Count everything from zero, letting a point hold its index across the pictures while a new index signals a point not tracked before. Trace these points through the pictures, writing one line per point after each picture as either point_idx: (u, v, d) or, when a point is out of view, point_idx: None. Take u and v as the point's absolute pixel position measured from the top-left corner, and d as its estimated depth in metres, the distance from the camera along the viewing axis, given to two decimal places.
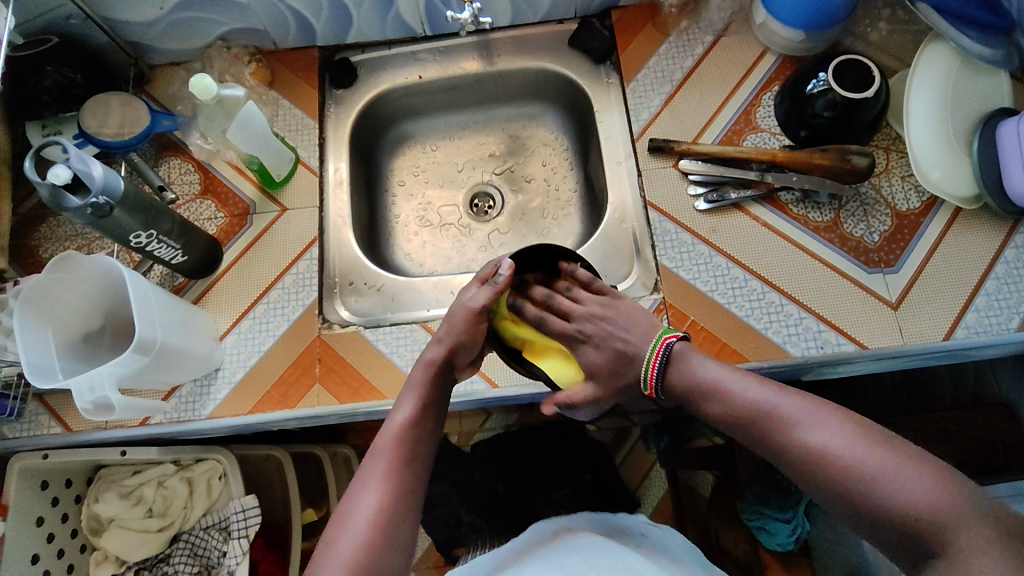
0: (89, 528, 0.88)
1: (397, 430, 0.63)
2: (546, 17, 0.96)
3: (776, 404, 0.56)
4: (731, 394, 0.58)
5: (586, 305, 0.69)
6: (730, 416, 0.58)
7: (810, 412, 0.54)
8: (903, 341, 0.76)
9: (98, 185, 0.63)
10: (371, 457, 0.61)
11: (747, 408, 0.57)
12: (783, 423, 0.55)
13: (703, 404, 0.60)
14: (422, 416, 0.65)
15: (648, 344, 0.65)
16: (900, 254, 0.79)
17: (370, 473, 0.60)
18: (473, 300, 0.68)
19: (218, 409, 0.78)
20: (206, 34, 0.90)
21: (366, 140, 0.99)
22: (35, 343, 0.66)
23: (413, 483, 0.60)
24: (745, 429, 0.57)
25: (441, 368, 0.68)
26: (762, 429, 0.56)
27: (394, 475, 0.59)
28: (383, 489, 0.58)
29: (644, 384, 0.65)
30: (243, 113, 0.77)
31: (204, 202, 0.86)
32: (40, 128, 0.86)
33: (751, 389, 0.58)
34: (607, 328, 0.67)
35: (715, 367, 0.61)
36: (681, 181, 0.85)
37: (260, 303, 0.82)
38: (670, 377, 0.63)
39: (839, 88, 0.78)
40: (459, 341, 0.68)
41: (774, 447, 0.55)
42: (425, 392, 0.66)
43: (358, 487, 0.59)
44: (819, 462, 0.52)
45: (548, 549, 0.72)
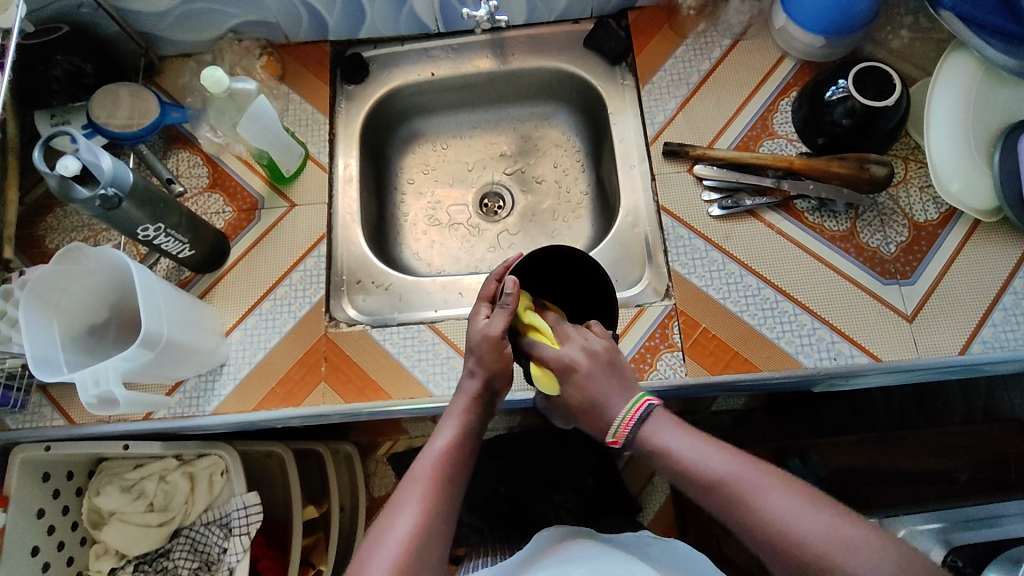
0: (90, 520, 0.88)
1: (439, 456, 0.60)
2: (561, 16, 0.95)
3: (737, 475, 0.52)
4: (694, 462, 0.54)
5: (584, 340, 0.62)
6: (691, 483, 0.54)
7: (773, 483, 0.51)
8: (918, 355, 0.75)
9: (107, 177, 0.62)
10: (410, 479, 0.59)
11: (710, 476, 0.53)
12: (747, 495, 0.51)
13: (664, 468, 0.56)
14: (464, 443, 0.62)
15: (624, 402, 0.59)
16: (917, 265, 0.78)
17: (409, 495, 0.57)
18: (494, 326, 0.62)
19: (222, 406, 0.77)
20: (218, 26, 0.89)
21: (376, 137, 0.98)
22: (40, 334, 0.65)
23: (450, 511, 0.58)
24: (706, 499, 0.53)
25: (483, 396, 0.65)
26: (725, 501, 0.52)
27: (434, 500, 0.57)
28: (421, 515, 0.56)
29: (610, 430, 0.59)
30: (254, 107, 0.76)
31: (212, 196, 0.86)
32: (49, 118, 0.85)
33: (713, 456, 0.54)
34: (597, 372, 0.60)
35: (676, 432, 0.56)
36: (695, 186, 0.84)
37: (267, 299, 0.82)
38: (638, 435, 0.58)
39: (859, 95, 0.76)
40: (495, 372, 0.64)
41: (737, 521, 0.51)
42: (465, 419, 0.63)
43: (393, 508, 0.57)
44: (782, 541, 0.48)
45: (554, 556, 0.71)
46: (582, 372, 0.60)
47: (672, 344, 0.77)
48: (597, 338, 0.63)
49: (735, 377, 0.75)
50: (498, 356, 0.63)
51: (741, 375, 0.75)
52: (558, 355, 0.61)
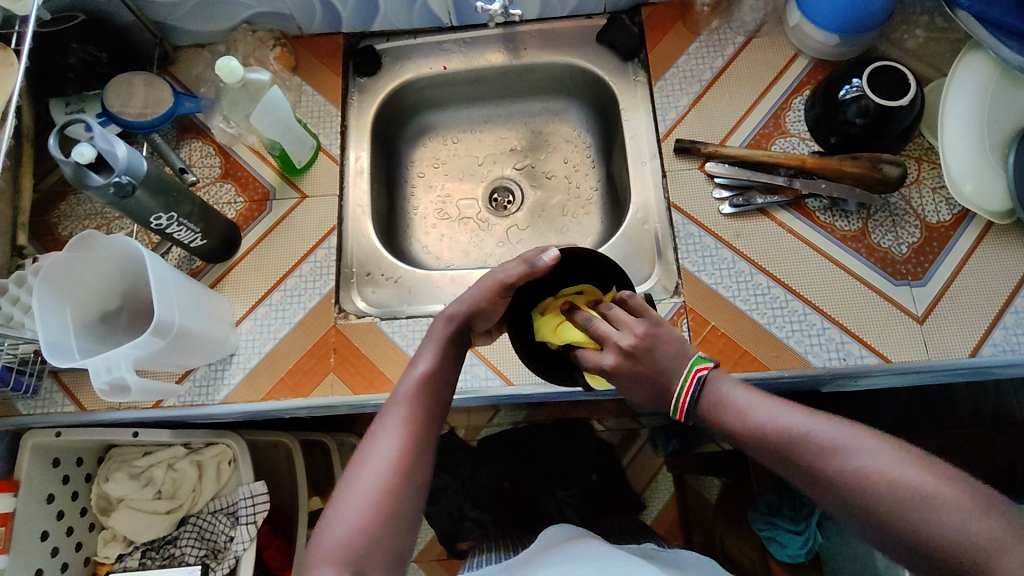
0: (98, 507, 0.90)
1: (419, 379, 0.60)
2: (574, 12, 0.95)
3: (818, 430, 0.49)
4: (767, 421, 0.51)
5: (618, 333, 0.58)
6: (762, 444, 0.51)
7: (857, 440, 0.47)
8: (928, 356, 0.74)
9: (122, 165, 0.63)
10: (392, 403, 0.59)
11: (786, 434, 0.50)
12: (832, 451, 0.47)
13: (733, 429, 0.53)
14: (442, 366, 0.62)
15: (679, 368, 0.55)
16: (928, 267, 0.78)
17: (391, 419, 0.57)
18: (504, 270, 0.63)
19: (232, 395, 0.78)
20: (232, 16, 0.89)
21: (387, 130, 0.98)
22: (53, 319, 0.66)
23: (432, 432, 0.58)
24: (782, 461, 0.50)
25: (462, 325, 0.65)
26: (804, 458, 0.48)
27: (416, 422, 0.57)
28: (404, 436, 0.56)
29: (672, 410, 0.56)
30: (267, 98, 0.76)
31: (224, 186, 0.86)
32: (63, 105, 0.86)
33: (787, 414, 0.51)
34: (638, 367, 0.56)
35: (744, 393, 0.54)
36: (706, 184, 0.83)
37: (277, 290, 0.82)
38: (699, 403, 0.55)
39: (874, 94, 0.76)
40: (483, 309, 0.65)
41: (819, 481, 0.48)
42: (446, 347, 0.64)
43: (375, 433, 0.57)
44: (874, 497, 0.45)
45: (559, 552, 0.71)
46: (625, 374, 0.56)
47: None
48: (631, 326, 0.58)
49: (744, 376, 0.74)
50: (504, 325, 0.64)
51: (749, 373, 0.75)
52: (596, 363, 0.58)
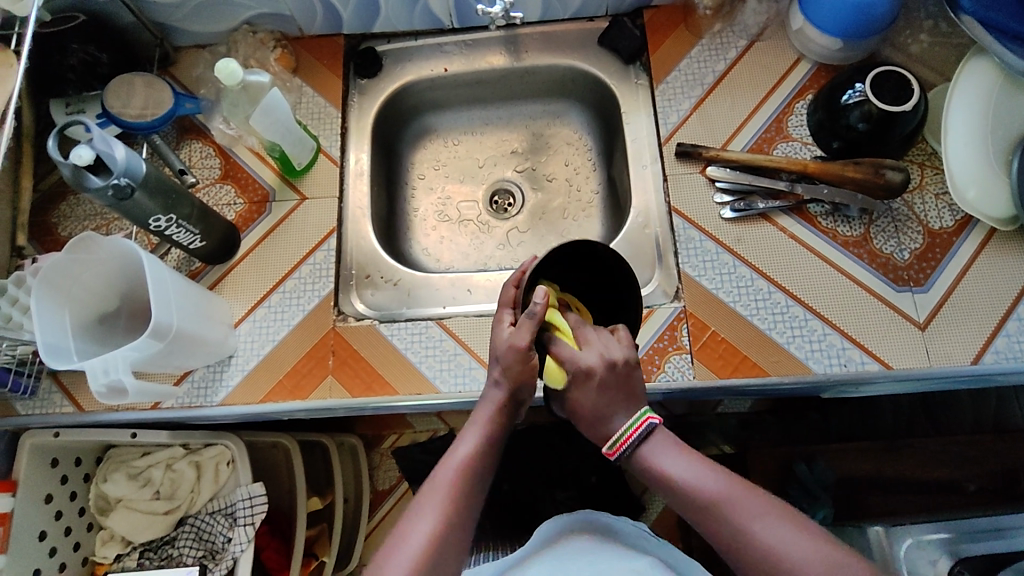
0: (97, 507, 0.89)
1: (459, 467, 0.59)
2: (576, 14, 0.94)
3: (735, 500, 0.54)
4: (691, 484, 0.56)
5: (604, 346, 0.60)
6: (683, 502, 0.56)
7: (765, 510, 0.54)
8: (929, 363, 0.74)
9: (120, 167, 0.63)
10: (429, 489, 0.58)
11: (705, 501, 0.55)
12: (741, 519, 0.54)
13: (660, 486, 0.58)
14: (486, 452, 0.60)
15: (624, 419, 0.59)
16: (931, 273, 0.77)
17: (426, 505, 0.57)
18: (520, 334, 0.58)
19: (231, 397, 0.78)
20: (233, 17, 0.89)
21: (388, 132, 0.98)
22: (52, 322, 0.66)
23: (469, 521, 0.58)
24: (698, 518, 0.56)
25: (508, 404, 0.62)
26: (718, 521, 0.54)
27: (452, 510, 0.57)
28: (439, 524, 0.56)
29: (608, 444, 0.60)
30: (267, 100, 0.76)
31: (224, 187, 0.86)
32: (63, 105, 0.85)
33: (710, 480, 0.56)
34: (608, 386, 0.59)
35: (678, 454, 0.58)
36: (707, 188, 0.83)
37: (276, 292, 0.82)
38: (635, 452, 0.59)
39: (877, 99, 0.76)
40: (525, 382, 0.61)
41: (729, 542, 0.54)
42: (492, 429, 0.61)
43: (413, 512, 0.57)
44: (772, 564, 0.52)
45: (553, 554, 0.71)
46: (595, 381, 0.59)
47: (680, 347, 0.77)
48: (618, 347, 0.60)
49: (743, 382, 0.74)
50: (523, 367, 0.59)
51: (749, 379, 0.74)
52: (574, 359, 0.59)
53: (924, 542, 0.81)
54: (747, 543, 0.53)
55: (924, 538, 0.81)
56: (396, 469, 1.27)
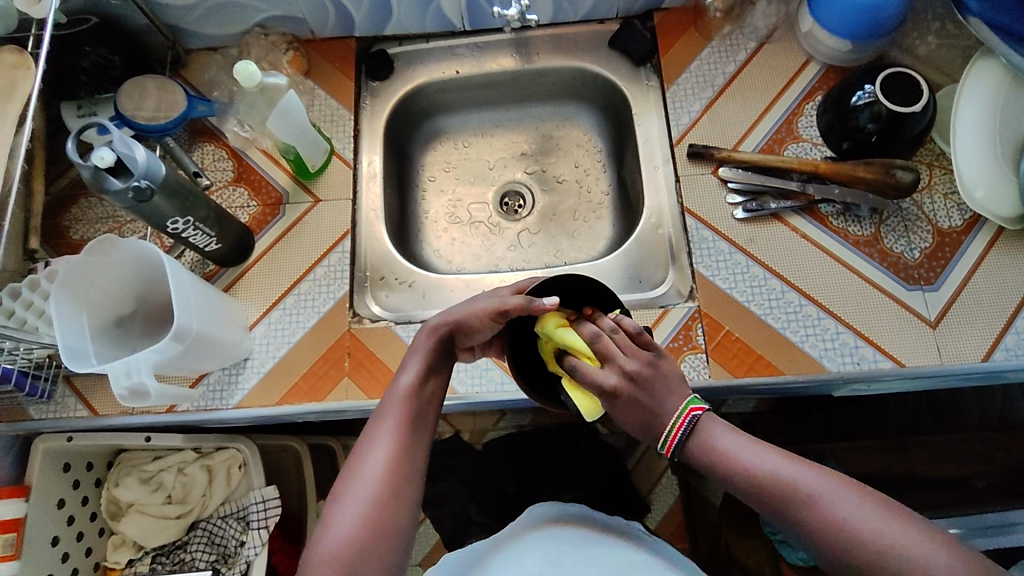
0: (108, 512, 0.89)
1: (406, 395, 0.61)
2: (586, 17, 0.95)
3: (803, 481, 0.53)
4: (754, 468, 0.55)
5: (625, 356, 0.59)
6: (748, 488, 0.55)
7: (834, 488, 0.52)
8: (941, 360, 0.75)
9: (140, 169, 0.62)
10: (378, 417, 0.60)
11: (768, 482, 0.54)
12: (811, 497, 0.52)
13: (722, 474, 0.56)
14: (426, 379, 0.63)
15: (673, 406, 0.58)
16: (941, 271, 0.78)
17: (378, 431, 0.59)
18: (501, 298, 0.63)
19: (246, 399, 0.78)
20: (245, 20, 0.89)
21: (400, 134, 0.98)
22: (71, 325, 0.65)
23: (421, 442, 0.60)
24: (767, 504, 0.54)
25: (447, 335, 0.65)
26: (786, 505, 0.53)
27: (402, 435, 0.59)
28: (392, 448, 0.58)
29: (660, 443, 0.59)
30: (284, 102, 0.76)
31: (237, 190, 0.86)
32: (75, 108, 0.85)
33: (773, 461, 0.55)
34: (638, 395, 0.57)
35: (732, 439, 0.57)
36: (720, 189, 0.84)
37: (291, 294, 0.82)
38: (688, 445, 0.58)
39: (886, 100, 0.77)
40: (468, 316, 0.64)
41: (798, 522, 0.52)
42: (431, 358, 0.64)
43: (363, 445, 0.59)
44: (847, 543, 0.50)
45: (544, 536, 0.73)
46: (625, 397, 0.57)
47: (695, 346, 0.77)
48: (639, 353, 0.59)
49: (758, 380, 0.75)
50: (488, 322, 0.64)
51: (764, 378, 0.75)
52: (596, 380, 0.58)
53: None
54: (820, 523, 0.51)
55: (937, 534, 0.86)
56: None
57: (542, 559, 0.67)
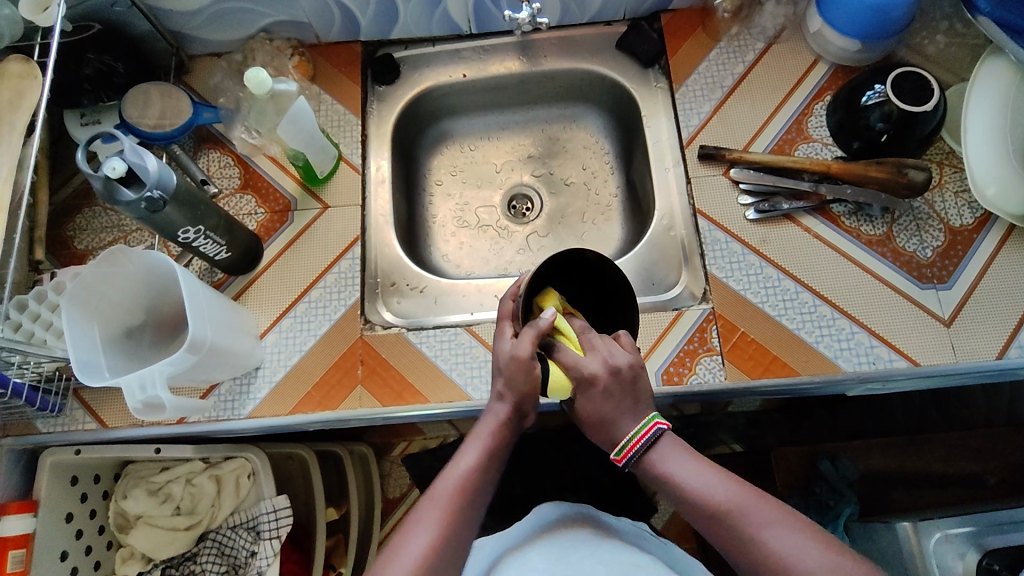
0: (116, 525, 0.88)
1: (461, 481, 0.59)
2: (594, 19, 0.94)
3: (748, 510, 0.54)
4: (704, 492, 0.56)
5: (607, 350, 0.61)
6: (695, 510, 0.56)
7: (778, 519, 0.54)
8: (956, 359, 0.75)
9: (153, 179, 0.61)
10: (429, 500, 0.58)
11: (710, 503, 0.55)
12: (746, 522, 0.54)
13: (669, 490, 0.58)
14: (486, 468, 0.61)
15: (631, 424, 0.60)
16: (954, 270, 0.78)
17: (425, 516, 0.57)
18: (521, 347, 0.61)
19: (259, 409, 0.77)
20: (250, 25, 0.88)
21: (406, 138, 0.97)
22: (84, 338, 0.64)
23: (467, 535, 0.58)
24: (710, 526, 0.55)
25: (512, 418, 0.63)
26: (729, 529, 0.54)
27: (450, 525, 0.57)
28: (437, 535, 0.56)
29: (615, 451, 0.60)
30: (294, 108, 0.75)
31: (244, 197, 0.85)
32: (77, 116, 0.85)
33: (718, 485, 0.56)
34: (611, 390, 0.60)
35: (682, 459, 0.58)
36: (731, 190, 0.83)
37: (302, 302, 0.81)
38: (644, 457, 0.59)
39: (897, 100, 0.77)
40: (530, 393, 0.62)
41: (738, 547, 0.54)
42: (493, 444, 0.62)
43: (407, 527, 0.57)
44: (783, 573, 0.52)
45: (553, 537, 0.73)
46: (596, 390, 0.59)
47: (711, 348, 0.77)
48: (620, 351, 0.61)
49: (775, 382, 0.75)
50: (525, 380, 0.61)
51: (780, 379, 0.75)
52: (577, 365, 0.60)
53: (951, 536, 0.81)
54: (760, 551, 0.53)
55: (951, 531, 0.81)
56: (407, 477, 1.28)
57: (546, 559, 0.67)
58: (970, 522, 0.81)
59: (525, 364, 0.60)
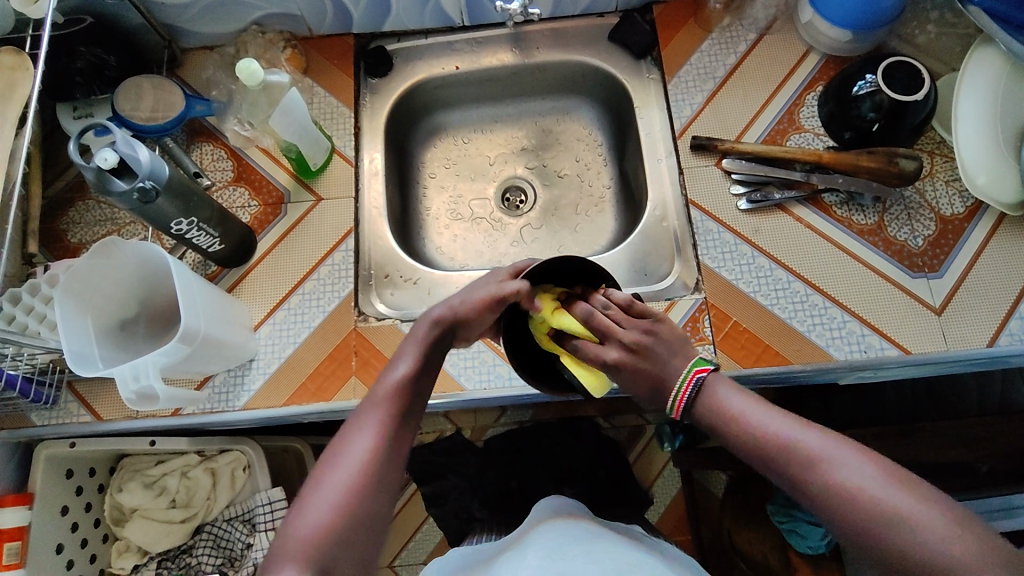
0: (112, 518, 0.88)
1: (397, 387, 0.60)
2: (586, 10, 0.95)
3: (805, 441, 0.52)
4: (761, 428, 0.54)
5: (623, 327, 0.61)
6: (755, 447, 0.54)
7: (845, 451, 0.51)
8: (947, 347, 0.75)
9: (145, 170, 0.61)
10: (367, 408, 0.58)
11: (769, 439, 0.54)
12: (809, 455, 0.52)
13: (725, 431, 0.56)
14: (421, 374, 0.62)
15: (679, 367, 0.59)
16: (944, 259, 0.79)
17: (365, 421, 0.57)
18: (495, 287, 0.63)
19: (253, 401, 0.77)
20: (242, 18, 0.88)
21: (399, 131, 0.97)
22: (76, 330, 0.64)
23: (406, 440, 0.58)
24: (767, 462, 0.54)
25: (447, 333, 0.64)
26: (792, 464, 0.52)
27: (388, 428, 0.57)
28: (377, 436, 0.56)
29: (669, 408, 0.60)
30: (287, 100, 0.75)
31: (238, 189, 0.85)
32: (71, 110, 0.84)
33: (776, 420, 0.55)
34: (642, 363, 0.59)
35: (738, 398, 0.57)
36: (724, 180, 0.84)
37: (295, 294, 0.81)
38: (697, 401, 0.58)
39: (888, 89, 0.77)
40: (469, 311, 0.63)
41: (802, 483, 0.51)
42: (427, 354, 0.63)
43: (347, 435, 0.57)
44: (855, 506, 0.49)
45: (544, 536, 0.72)
46: (630, 368, 0.59)
47: (703, 338, 0.77)
48: (635, 322, 0.61)
49: (767, 370, 0.75)
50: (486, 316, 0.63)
51: (772, 368, 0.75)
52: (597, 355, 0.60)
53: None
54: (829, 484, 0.50)
55: None
56: None
57: (541, 556, 0.66)
58: None
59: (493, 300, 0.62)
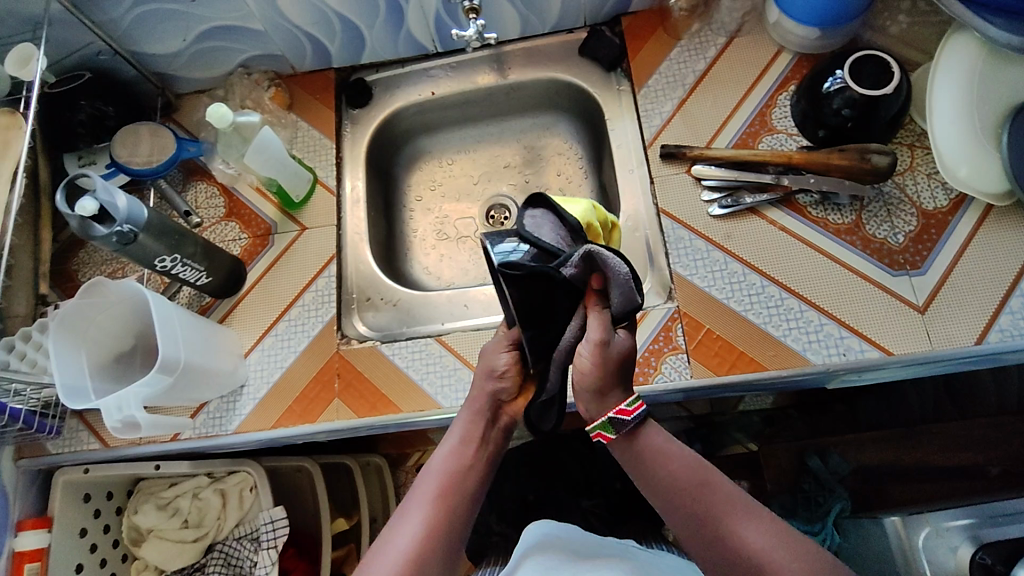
0: (130, 538, 0.92)
1: (445, 468, 0.62)
2: (555, 27, 0.97)
3: (711, 481, 0.58)
4: (680, 468, 0.58)
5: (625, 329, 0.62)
6: (666, 485, 0.58)
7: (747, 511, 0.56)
8: (932, 346, 0.72)
9: (123, 215, 0.66)
10: (416, 487, 0.61)
11: (683, 478, 0.58)
12: (717, 510, 0.56)
13: (647, 468, 0.59)
14: (466, 452, 0.63)
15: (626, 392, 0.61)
16: (928, 255, 0.76)
17: (410, 505, 0.60)
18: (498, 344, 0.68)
19: (244, 424, 0.81)
20: (228, 62, 0.95)
21: (383, 157, 1.01)
22: (69, 363, 0.69)
23: (463, 511, 0.60)
24: (676, 503, 0.57)
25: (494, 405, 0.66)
26: (701, 505, 0.56)
27: (436, 510, 0.59)
28: (425, 515, 0.59)
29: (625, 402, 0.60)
30: (259, 138, 0.80)
31: (228, 224, 0.90)
32: (76, 159, 0.91)
33: (692, 465, 0.59)
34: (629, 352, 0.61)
35: (662, 442, 0.60)
36: (695, 187, 0.83)
37: (282, 320, 0.85)
38: (636, 431, 0.60)
39: (857, 85, 0.75)
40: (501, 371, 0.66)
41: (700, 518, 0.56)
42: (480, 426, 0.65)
43: (401, 513, 0.60)
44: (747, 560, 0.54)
45: (535, 565, 0.69)
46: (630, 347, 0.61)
47: (676, 347, 0.77)
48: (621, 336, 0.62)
49: (742, 378, 0.74)
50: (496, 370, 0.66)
51: (747, 375, 0.74)
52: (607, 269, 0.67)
53: (944, 529, 0.79)
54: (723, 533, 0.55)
55: (944, 524, 0.79)
56: None
57: None
58: (968, 514, 0.79)
59: (493, 367, 0.66)
